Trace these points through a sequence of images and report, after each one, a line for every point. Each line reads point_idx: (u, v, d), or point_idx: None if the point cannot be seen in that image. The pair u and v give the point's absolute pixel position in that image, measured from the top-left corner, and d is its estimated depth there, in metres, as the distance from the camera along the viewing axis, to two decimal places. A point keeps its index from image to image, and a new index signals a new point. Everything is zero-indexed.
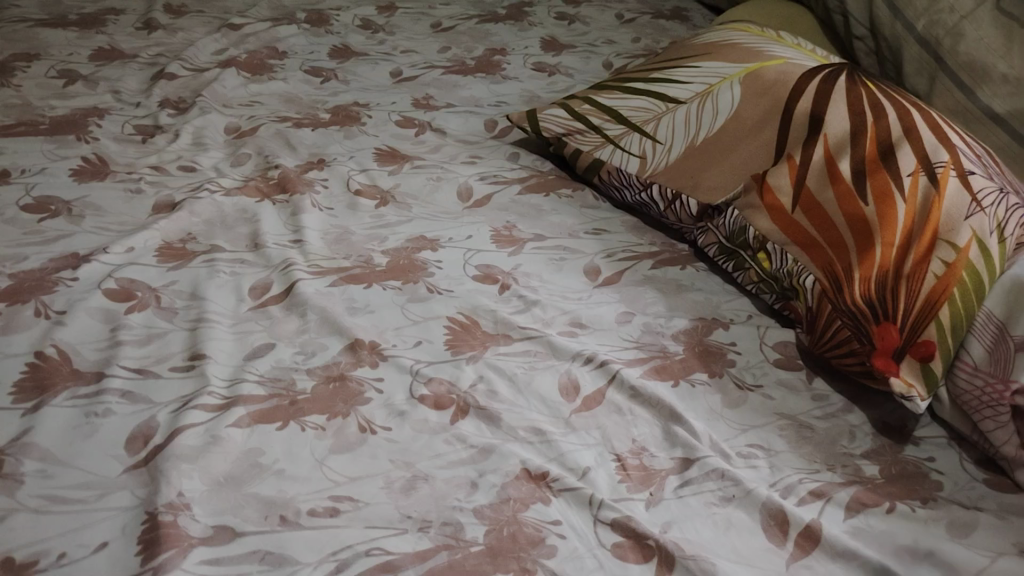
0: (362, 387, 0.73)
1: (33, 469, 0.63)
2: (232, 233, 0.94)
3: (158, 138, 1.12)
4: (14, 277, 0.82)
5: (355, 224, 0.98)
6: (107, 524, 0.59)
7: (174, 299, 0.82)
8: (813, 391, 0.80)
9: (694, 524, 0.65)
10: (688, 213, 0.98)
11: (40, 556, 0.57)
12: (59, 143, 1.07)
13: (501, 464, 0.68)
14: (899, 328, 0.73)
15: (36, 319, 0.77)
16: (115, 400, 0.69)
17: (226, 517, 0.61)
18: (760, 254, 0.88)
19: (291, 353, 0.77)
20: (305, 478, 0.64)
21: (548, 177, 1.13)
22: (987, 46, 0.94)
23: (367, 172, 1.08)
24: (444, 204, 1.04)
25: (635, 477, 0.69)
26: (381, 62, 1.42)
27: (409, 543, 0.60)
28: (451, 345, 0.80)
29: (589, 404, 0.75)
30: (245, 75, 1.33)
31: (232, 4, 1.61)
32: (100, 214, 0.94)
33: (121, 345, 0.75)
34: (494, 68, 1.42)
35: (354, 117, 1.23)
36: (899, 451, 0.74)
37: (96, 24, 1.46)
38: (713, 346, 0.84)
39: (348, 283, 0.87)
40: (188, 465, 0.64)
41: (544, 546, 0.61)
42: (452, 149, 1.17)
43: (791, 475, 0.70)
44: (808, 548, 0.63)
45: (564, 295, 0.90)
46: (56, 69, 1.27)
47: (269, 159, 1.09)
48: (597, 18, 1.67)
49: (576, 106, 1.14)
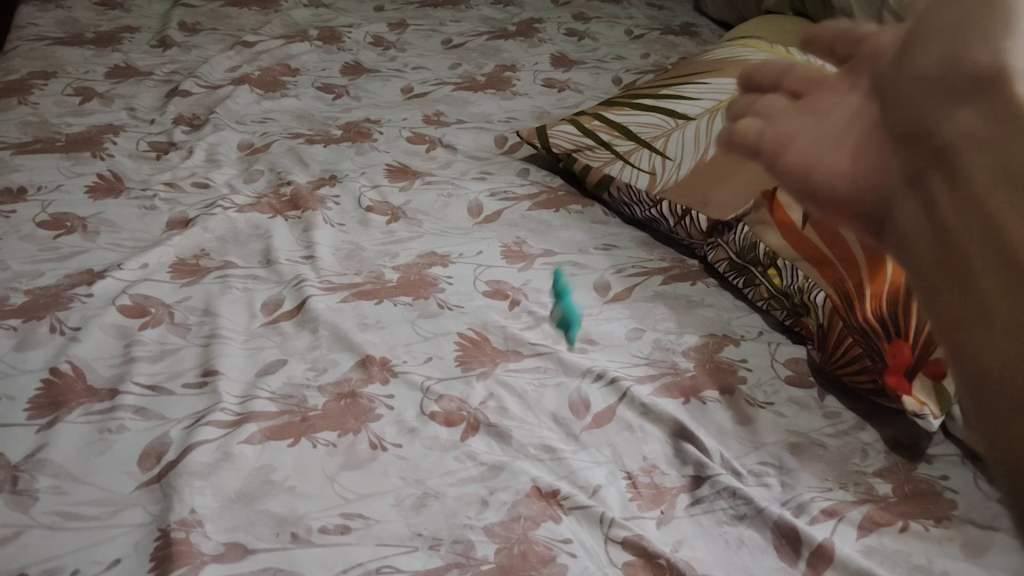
0: (373, 404, 0.74)
1: (47, 485, 0.63)
2: (245, 249, 0.95)
3: (172, 154, 1.14)
4: (30, 293, 0.83)
5: (366, 240, 0.99)
6: (120, 541, 0.59)
7: (188, 315, 0.83)
8: (825, 409, 0.80)
9: (706, 543, 0.65)
10: (699, 230, 0.98)
11: (53, 573, 0.57)
12: (75, 160, 1.09)
13: (511, 481, 0.67)
14: (909, 346, 0.71)
15: (51, 335, 0.78)
16: (128, 416, 0.70)
17: (238, 534, 0.61)
18: (771, 271, 0.89)
19: (303, 369, 0.77)
20: (317, 495, 0.65)
21: (558, 193, 1.13)
22: None
23: (379, 188, 1.09)
24: (454, 219, 1.05)
25: (645, 495, 0.68)
26: (392, 78, 1.44)
27: (420, 561, 0.61)
28: (461, 361, 0.80)
29: (599, 421, 0.75)
30: (258, 92, 1.35)
31: (246, 22, 1.63)
32: (115, 230, 0.96)
33: (135, 361, 0.76)
34: (504, 84, 1.43)
35: (366, 133, 1.24)
36: (913, 469, 0.74)
37: (113, 41, 1.48)
38: (724, 362, 0.84)
39: (359, 299, 0.87)
40: (200, 482, 0.64)
41: (556, 565, 0.61)
42: (462, 165, 1.18)
43: (803, 494, 0.70)
44: (821, 568, 0.63)
45: (574, 311, 0.90)
46: (73, 87, 1.29)
47: (281, 176, 1.10)
48: (606, 34, 1.68)
49: (585, 122, 1.15)
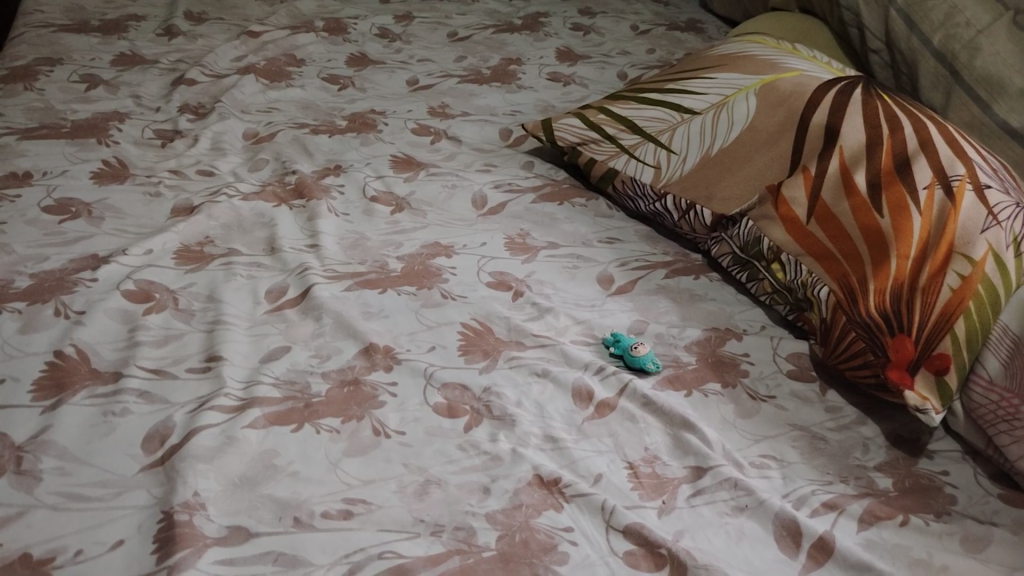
0: (376, 391, 0.74)
1: (51, 466, 0.63)
2: (249, 238, 0.95)
3: (177, 141, 1.13)
4: (35, 277, 0.83)
5: (370, 230, 0.99)
6: (123, 523, 0.60)
7: (193, 301, 0.83)
8: (827, 403, 0.80)
9: (706, 534, 0.65)
10: (702, 224, 0.98)
11: (57, 553, 0.57)
12: (81, 147, 1.09)
13: (513, 470, 0.68)
14: (914, 341, 0.73)
15: (56, 319, 0.78)
16: (132, 399, 0.70)
17: (240, 518, 0.61)
18: (774, 266, 0.88)
19: (306, 356, 0.77)
20: (319, 480, 0.65)
21: (562, 187, 1.13)
22: (1003, 60, 0.96)
23: (383, 179, 1.09)
24: (458, 211, 1.05)
25: (647, 485, 0.68)
26: (397, 70, 1.44)
27: (421, 547, 0.61)
28: (464, 352, 0.80)
29: (602, 411, 0.75)
30: (264, 82, 1.35)
31: (252, 12, 1.63)
32: (119, 216, 0.96)
33: (139, 345, 0.76)
34: (509, 78, 1.43)
35: (371, 124, 1.24)
36: (913, 464, 0.74)
37: (119, 30, 1.48)
38: (727, 356, 0.84)
39: (363, 288, 0.87)
40: (204, 465, 0.64)
41: (556, 553, 0.61)
42: (466, 157, 1.18)
43: (804, 487, 0.70)
44: (821, 561, 0.63)
45: (577, 303, 0.90)
46: (78, 74, 1.29)
47: (286, 165, 1.10)
48: (612, 29, 1.68)
49: (590, 115, 1.15)
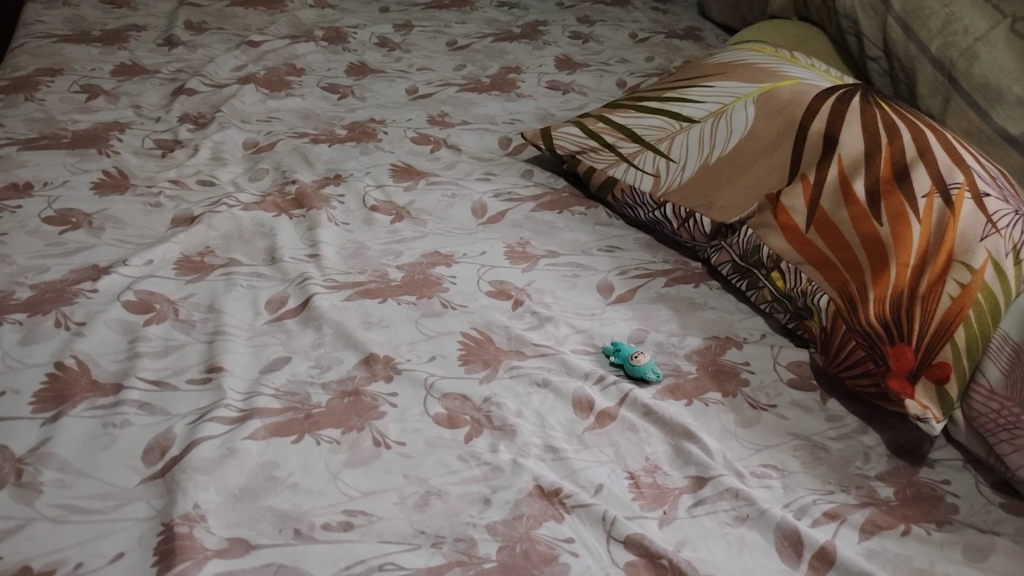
0: (376, 402, 0.74)
1: (52, 479, 0.63)
2: (250, 247, 0.95)
3: (177, 151, 1.14)
4: (36, 288, 0.84)
5: (370, 240, 0.99)
6: (123, 535, 0.60)
7: (193, 311, 0.83)
8: (828, 412, 0.80)
9: (707, 544, 0.65)
10: (701, 232, 0.98)
11: (57, 565, 0.57)
12: (81, 157, 1.09)
13: (513, 480, 0.68)
14: (914, 349, 0.73)
15: (56, 330, 0.78)
16: (133, 411, 0.70)
17: (241, 530, 0.61)
18: (774, 274, 0.88)
19: (306, 367, 0.77)
20: (320, 491, 0.65)
21: (562, 195, 1.13)
22: (1000, 68, 0.97)
23: (383, 188, 1.09)
24: (457, 220, 1.05)
25: (648, 495, 0.68)
26: (397, 79, 1.44)
27: (422, 559, 0.61)
28: (464, 361, 0.80)
29: (602, 421, 0.75)
30: (264, 91, 1.35)
31: (252, 21, 1.64)
32: (120, 226, 0.96)
33: (140, 356, 0.76)
34: (508, 86, 1.44)
35: (371, 133, 1.24)
36: (915, 473, 0.74)
37: (119, 39, 1.48)
38: (727, 365, 0.84)
39: (363, 298, 0.88)
40: (204, 477, 0.64)
41: (557, 564, 0.61)
42: (466, 166, 1.18)
43: (805, 496, 0.70)
44: (822, 570, 0.63)
45: (577, 311, 0.90)
46: (79, 84, 1.29)
47: (286, 175, 1.11)
48: (611, 37, 1.69)
49: (589, 124, 1.15)
